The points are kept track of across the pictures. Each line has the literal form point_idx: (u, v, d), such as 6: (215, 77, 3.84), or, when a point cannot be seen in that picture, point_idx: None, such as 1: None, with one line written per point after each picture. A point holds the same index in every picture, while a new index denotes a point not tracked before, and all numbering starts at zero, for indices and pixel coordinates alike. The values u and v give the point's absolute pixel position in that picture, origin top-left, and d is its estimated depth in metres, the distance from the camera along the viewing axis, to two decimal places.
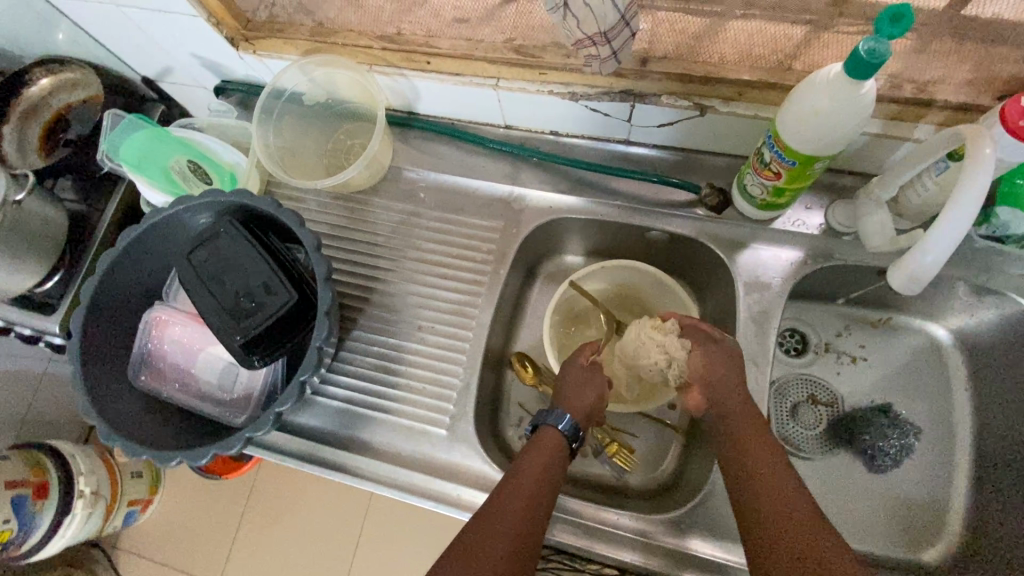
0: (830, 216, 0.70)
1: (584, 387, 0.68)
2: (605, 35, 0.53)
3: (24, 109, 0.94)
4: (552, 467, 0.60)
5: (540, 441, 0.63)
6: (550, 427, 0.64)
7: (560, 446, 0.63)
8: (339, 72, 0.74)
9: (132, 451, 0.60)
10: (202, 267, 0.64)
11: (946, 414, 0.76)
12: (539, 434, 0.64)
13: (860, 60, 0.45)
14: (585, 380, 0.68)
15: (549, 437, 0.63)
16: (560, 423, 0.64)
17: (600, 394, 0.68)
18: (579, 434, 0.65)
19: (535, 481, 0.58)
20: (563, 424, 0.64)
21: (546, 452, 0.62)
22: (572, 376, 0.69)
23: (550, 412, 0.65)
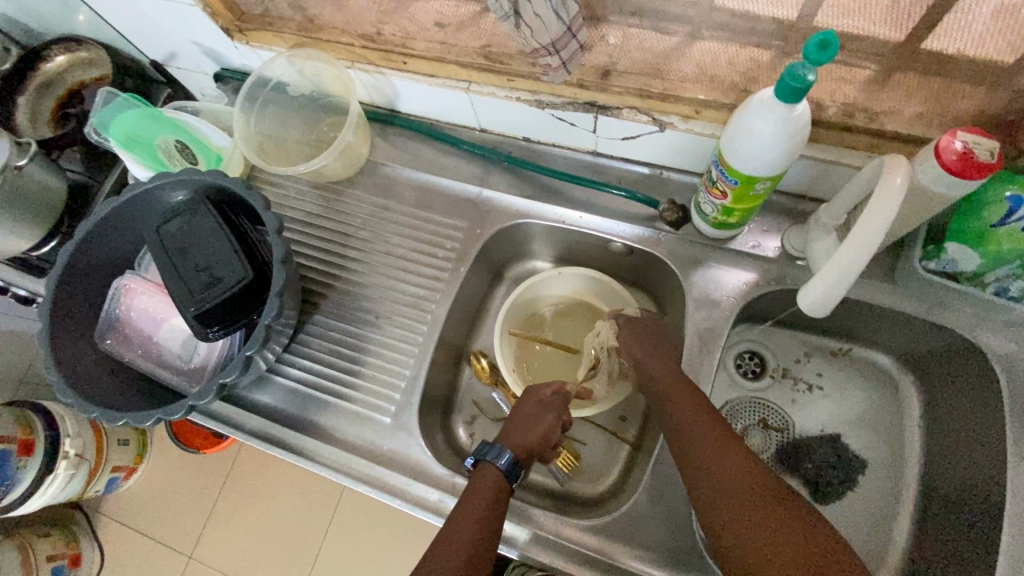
0: (786, 240, 0.70)
1: (532, 423, 0.67)
2: (555, 45, 0.56)
3: (41, 83, 1.00)
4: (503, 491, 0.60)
5: (484, 473, 0.61)
6: (491, 462, 0.61)
7: (500, 482, 0.60)
8: (322, 67, 0.77)
9: (83, 408, 0.63)
10: (170, 241, 0.67)
11: (895, 450, 0.75)
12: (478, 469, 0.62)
13: (786, 85, 0.46)
14: (533, 417, 0.68)
15: (489, 473, 0.60)
16: (499, 459, 0.61)
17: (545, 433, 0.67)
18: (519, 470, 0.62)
19: (489, 505, 0.58)
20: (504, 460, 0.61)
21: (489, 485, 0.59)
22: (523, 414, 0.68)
23: (489, 447, 0.62)
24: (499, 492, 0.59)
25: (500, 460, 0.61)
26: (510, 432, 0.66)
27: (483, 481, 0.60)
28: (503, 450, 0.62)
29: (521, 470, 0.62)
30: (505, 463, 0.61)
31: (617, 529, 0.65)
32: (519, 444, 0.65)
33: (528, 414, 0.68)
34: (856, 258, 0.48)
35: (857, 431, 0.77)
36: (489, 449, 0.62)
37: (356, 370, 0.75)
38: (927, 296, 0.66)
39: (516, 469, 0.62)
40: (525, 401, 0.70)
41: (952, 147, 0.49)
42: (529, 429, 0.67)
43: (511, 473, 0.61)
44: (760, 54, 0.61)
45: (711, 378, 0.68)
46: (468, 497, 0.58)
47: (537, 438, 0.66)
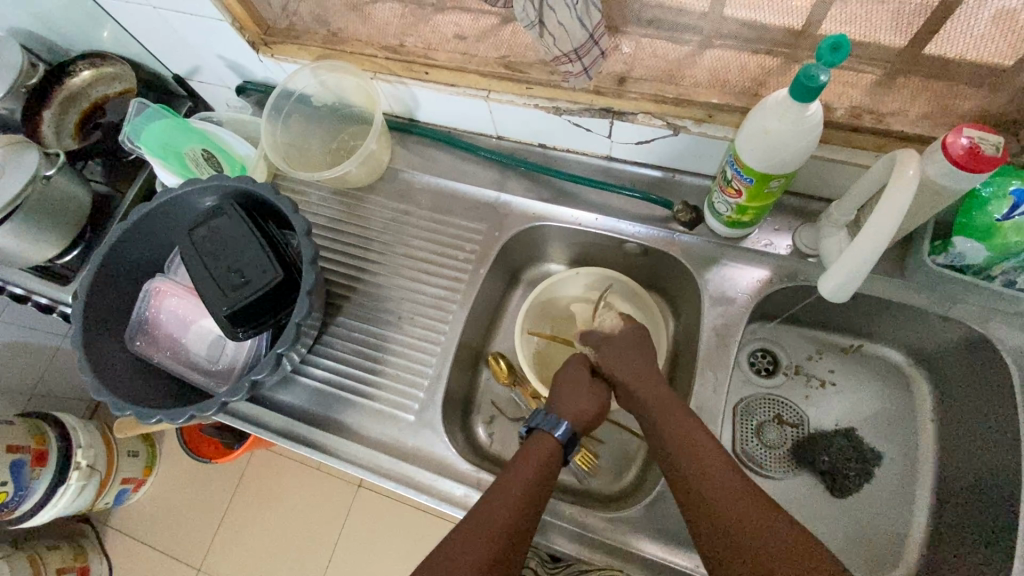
0: (796, 238, 0.72)
1: (582, 393, 0.70)
2: (576, 52, 0.59)
3: (66, 97, 1.03)
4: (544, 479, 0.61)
5: (540, 443, 0.64)
6: (548, 431, 0.65)
7: (556, 450, 0.64)
8: (345, 78, 0.80)
9: (116, 405, 0.64)
10: (201, 244, 0.69)
11: (910, 443, 0.76)
12: (537, 438, 0.65)
13: (801, 85, 0.49)
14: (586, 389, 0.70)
15: (547, 442, 0.65)
16: (555, 430, 0.65)
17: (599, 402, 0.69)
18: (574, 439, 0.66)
19: (525, 495, 0.58)
20: (562, 431, 0.65)
21: (540, 459, 0.63)
22: (569, 383, 0.71)
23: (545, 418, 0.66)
24: (547, 470, 0.62)
25: (558, 430, 0.65)
26: (565, 401, 0.68)
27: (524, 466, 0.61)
28: (560, 422, 0.66)
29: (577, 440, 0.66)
30: (563, 434, 0.65)
31: (642, 521, 0.65)
32: (574, 415, 0.67)
33: (575, 385, 0.70)
34: (874, 247, 0.51)
35: (870, 426, 0.78)
36: (546, 419, 0.66)
37: (381, 369, 0.76)
38: (937, 289, 0.68)
39: (573, 440, 0.66)
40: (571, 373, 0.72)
41: (959, 143, 0.51)
42: (580, 399, 0.69)
43: (568, 444, 0.66)
44: (769, 60, 0.64)
45: (728, 373, 0.70)
46: (498, 485, 0.59)
47: (593, 409, 0.69)
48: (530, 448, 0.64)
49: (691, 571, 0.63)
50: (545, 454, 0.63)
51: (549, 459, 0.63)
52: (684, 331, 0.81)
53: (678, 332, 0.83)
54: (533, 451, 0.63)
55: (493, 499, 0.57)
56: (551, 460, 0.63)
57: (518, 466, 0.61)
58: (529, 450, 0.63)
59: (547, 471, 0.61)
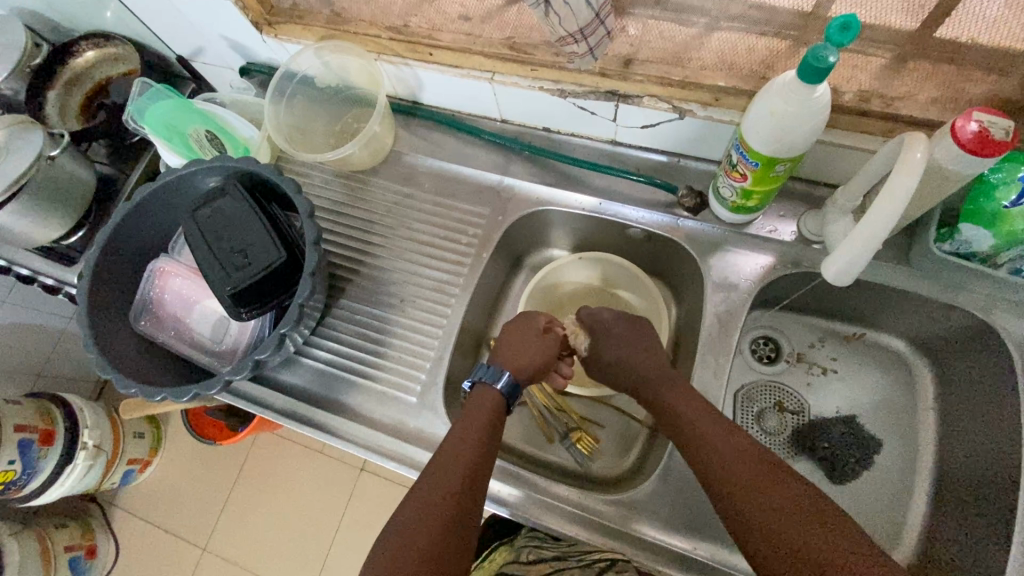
0: (801, 225, 0.72)
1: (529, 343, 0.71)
2: (582, 32, 0.58)
3: (70, 78, 1.02)
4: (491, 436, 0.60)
5: (480, 398, 0.64)
6: (490, 385, 0.65)
7: (499, 403, 0.64)
8: (349, 59, 0.80)
9: (122, 383, 0.65)
10: (204, 224, 0.69)
11: (911, 432, 0.76)
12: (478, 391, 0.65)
13: (808, 66, 0.48)
14: (530, 341, 0.70)
15: (487, 396, 0.64)
16: (496, 382, 0.65)
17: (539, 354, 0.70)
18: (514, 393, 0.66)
19: (473, 454, 0.57)
20: (503, 383, 0.65)
21: (483, 415, 0.62)
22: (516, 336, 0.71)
23: (486, 371, 0.66)
24: (494, 422, 0.62)
25: (498, 382, 0.65)
26: (507, 355, 0.69)
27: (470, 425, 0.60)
28: (502, 373, 0.65)
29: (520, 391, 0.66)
30: (503, 386, 0.65)
31: (640, 504, 0.66)
32: (521, 365, 0.68)
33: (522, 337, 0.71)
34: (879, 230, 0.50)
35: (871, 414, 0.78)
36: (488, 372, 0.66)
37: (383, 352, 0.77)
38: (941, 277, 0.67)
39: (516, 390, 0.66)
40: (515, 324, 0.72)
41: (968, 127, 0.51)
42: (528, 350, 0.70)
43: (511, 394, 0.65)
44: (777, 43, 0.63)
45: (730, 359, 0.70)
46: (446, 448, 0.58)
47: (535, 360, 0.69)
48: (471, 404, 0.63)
49: (689, 554, 0.63)
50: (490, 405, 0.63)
51: (495, 415, 0.62)
52: (686, 317, 0.81)
53: (679, 318, 0.83)
54: (479, 408, 0.63)
55: (443, 462, 0.56)
56: (496, 416, 0.62)
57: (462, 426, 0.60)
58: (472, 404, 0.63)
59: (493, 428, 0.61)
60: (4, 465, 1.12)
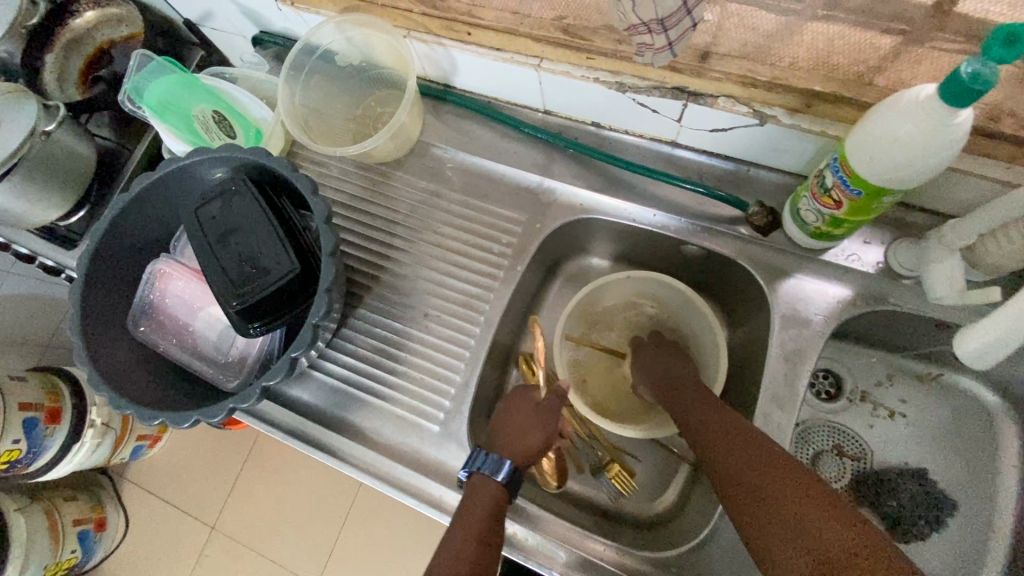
0: (891, 256, 0.62)
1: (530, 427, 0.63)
2: (662, 22, 0.47)
3: (68, 41, 0.92)
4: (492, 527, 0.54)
5: (481, 488, 0.57)
6: (490, 476, 0.57)
7: (502, 493, 0.57)
8: (374, 35, 0.70)
9: (117, 403, 0.59)
10: (210, 226, 0.61)
11: (989, 493, 0.67)
12: (477, 483, 0.58)
13: (959, 84, 0.38)
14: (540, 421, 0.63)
15: (489, 487, 0.57)
16: (497, 473, 0.58)
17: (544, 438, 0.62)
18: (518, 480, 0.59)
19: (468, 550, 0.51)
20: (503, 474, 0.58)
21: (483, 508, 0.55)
22: (517, 417, 0.64)
23: (483, 458, 0.58)
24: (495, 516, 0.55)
25: (498, 473, 0.58)
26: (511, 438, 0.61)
27: (467, 522, 0.54)
28: (503, 463, 0.58)
29: (519, 482, 0.59)
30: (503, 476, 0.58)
31: (683, 565, 0.59)
32: (522, 451, 0.60)
33: (521, 419, 0.64)
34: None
35: (944, 467, 0.70)
36: (487, 461, 0.58)
37: (403, 371, 0.70)
38: None
39: (514, 480, 0.59)
40: (520, 403, 0.65)
41: None
42: (528, 437, 0.61)
43: (510, 486, 0.58)
44: (894, 40, 0.53)
45: (795, 406, 0.62)
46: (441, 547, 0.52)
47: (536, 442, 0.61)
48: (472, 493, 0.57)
49: None
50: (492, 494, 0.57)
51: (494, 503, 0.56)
52: (742, 347, 0.72)
53: (733, 347, 0.74)
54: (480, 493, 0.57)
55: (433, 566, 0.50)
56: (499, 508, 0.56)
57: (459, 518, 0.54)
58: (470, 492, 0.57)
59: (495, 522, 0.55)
60: (8, 444, 1.09)
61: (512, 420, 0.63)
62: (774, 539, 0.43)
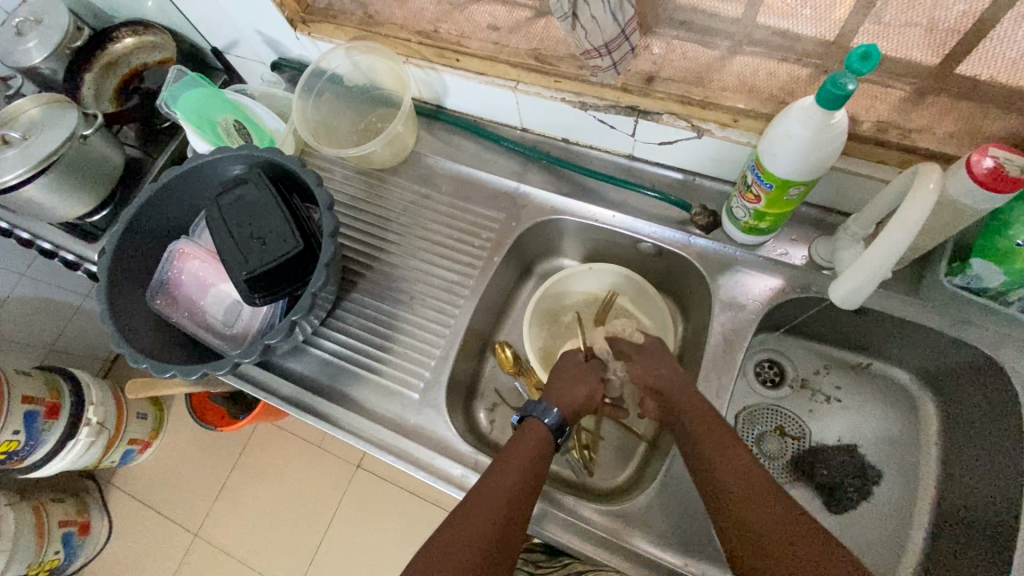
0: (813, 250, 0.72)
1: (574, 384, 0.72)
2: (607, 46, 0.60)
3: (106, 62, 1.04)
4: (522, 493, 0.57)
5: (527, 431, 0.65)
6: (537, 417, 0.66)
7: (546, 437, 0.64)
8: (378, 60, 0.82)
9: (135, 358, 0.67)
10: (227, 209, 0.71)
11: (913, 466, 0.75)
12: (526, 426, 0.66)
13: (826, 90, 0.50)
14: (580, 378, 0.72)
15: (535, 430, 0.65)
16: (547, 417, 0.66)
17: (587, 394, 0.71)
18: (564, 428, 0.67)
19: (513, 487, 0.57)
20: (551, 418, 0.66)
21: (530, 444, 0.63)
22: (564, 374, 0.73)
23: (536, 406, 0.67)
24: (534, 464, 0.61)
25: (547, 417, 0.66)
26: (555, 392, 0.70)
27: (513, 452, 0.62)
28: (551, 409, 0.67)
29: (568, 428, 0.67)
30: (552, 421, 0.66)
31: (634, 516, 0.66)
32: (565, 402, 0.69)
33: (565, 377, 0.72)
34: (886, 257, 0.54)
35: (875, 445, 0.78)
36: (537, 407, 0.67)
37: (389, 347, 0.78)
38: (952, 311, 0.67)
39: (563, 426, 0.67)
40: (564, 366, 0.74)
41: (983, 162, 0.52)
42: (574, 392, 0.70)
43: (558, 431, 0.66)
44: (799, 69, 0.64)
45: (733, 378, 0.70)
46: (497, 472, 0.59)
47: (579, 397, 0.70)
48: (516, 441, 0.64)
49: (680, 569, 0.63)
50: (530, 445, 0.63)
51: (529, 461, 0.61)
52: (692, 334, 0.81)
53: (686, 335, 0.83)
54: (519, 443, 0.63)
55: (501, 470, 0.59)
56: (530, 462, 0.61)
57: (498, 469, 0.59)
58: (518, 440, 0.64)
59: (532, 477, 0.59)
60: (8, 434, 1.10)
61: (559, 378, 0.72)
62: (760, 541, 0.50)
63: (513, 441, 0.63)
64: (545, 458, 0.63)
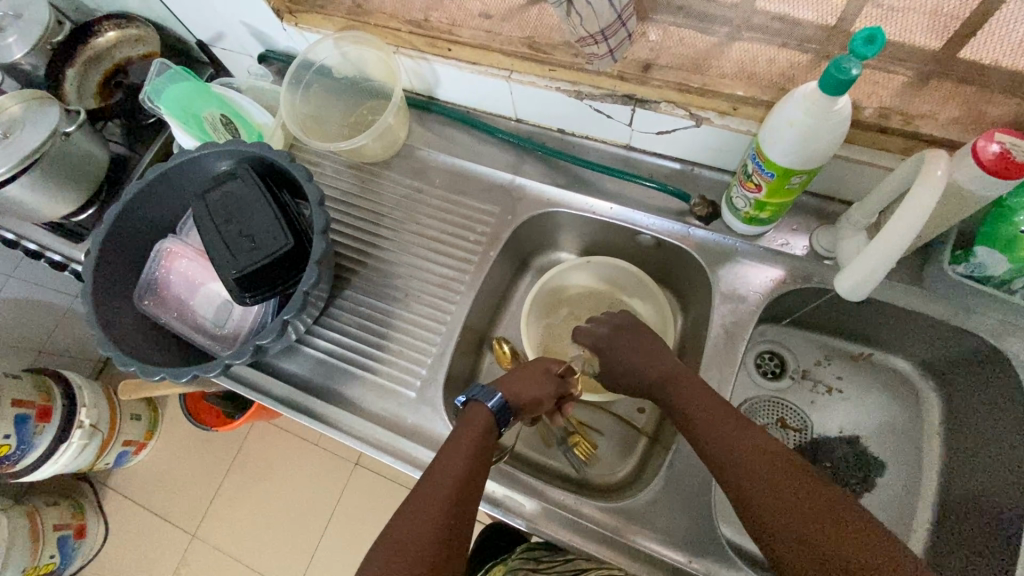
0: (814, 240, 0.71)
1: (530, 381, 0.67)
2: (603, 33, 0.58)
3: (89, 57, 1.01)
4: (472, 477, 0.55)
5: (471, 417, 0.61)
6: (481, 402, 0.62)
7: (490, 423, 0.60)
8: (367, 50, 0.79)
9: (122, 361, 0.66)
10: (214, 206, 0.69)
11: (915, 457, 0.75)
12: (469, 411, 0.61)
13: (830, 75, 0.48)
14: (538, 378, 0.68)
15: (480, 413, 0.61)
16: (488, 400, 0.62)
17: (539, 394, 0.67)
18: (506, 416, 0.63)
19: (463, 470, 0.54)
20: (494, 402, 0.62)
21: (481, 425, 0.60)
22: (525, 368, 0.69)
23: (480, 389, 0.63)
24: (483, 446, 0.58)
25: (490, 401, 0.62)
26: (507, 380, 0.66)
27: (463, 437, 0.58)
28: (495, 392, 0.63)
29: (508, 418, 0.63)
30: (494, 405, 0.62)
31: (635, 513, 0.65)
32: (514, 391, 0.65)
33: (527, 371, 0.69)
34: (891, 248, 0.53)
35: (877, 436, 0.77)
36: (483, 389, 0.63)
37: (385, 345, 0.76)
38: (956, 299, 0.66)
39: (505, 413, 0.62)
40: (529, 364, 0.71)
41: (989, 148, 0.51)
42: (530, 387, 0.66)
43: (499, 417, 0.62)
44: (799, 55, 0.62)
45: (734, 371, 0.69)
46: (447, 455, 0.56)
47: (529, 394, 0.66)
48: (464, 423, 0.60)
49: (683, 566, 0.62)
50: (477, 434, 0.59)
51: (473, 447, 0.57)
52: (692, 327, 0.80)
53: (686, 328, 0.82)
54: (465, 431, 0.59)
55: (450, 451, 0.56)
56: (482, 446, 0.58)
57: (444, 458, 0.55)
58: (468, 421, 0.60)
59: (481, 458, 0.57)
60: None
61: (518, 370, 0.69)
62: (795, 532, 0.46)
63: (463, 423, 0.60)
64: (490, 442, 0.59)
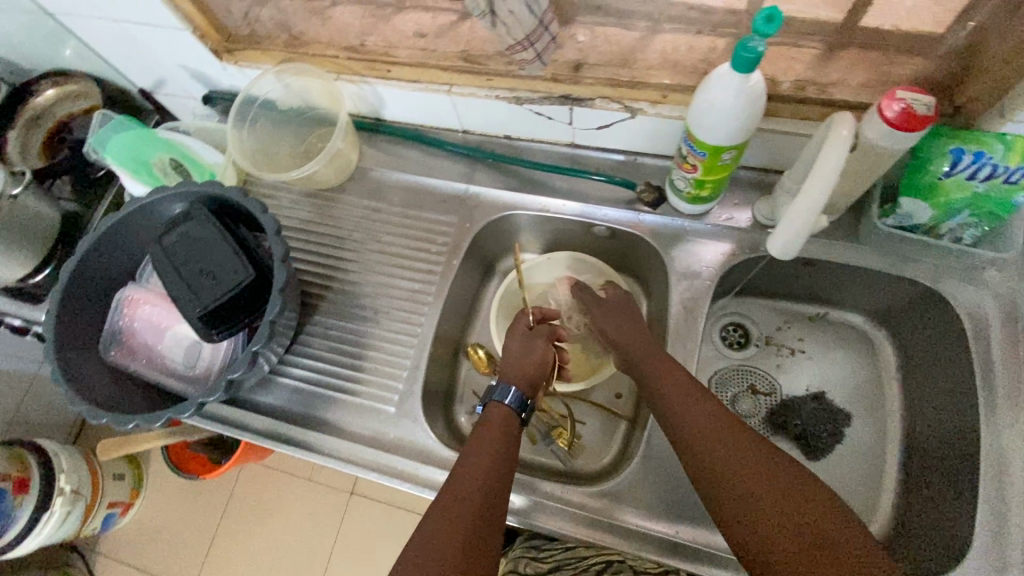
0: (756, 211, 0.75)
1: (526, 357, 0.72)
2: (529, 39, 0.61)
3: (30, 117, 1.01)
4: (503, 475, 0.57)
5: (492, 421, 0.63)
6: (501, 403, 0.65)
7: (506, 422, 0.63)
8: (309, 80, 0.81)
9: (94, 414, 0.66)
10: (171, 249, 0.69)
11: (879, 404, 0.78)
12: (488, 417, 0.64)
13: (739, 54, 0.52)
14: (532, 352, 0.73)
15: (499, 413, 0.64)
16: (505, 398, 0.65)
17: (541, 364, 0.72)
18: (527, 404, 0.66)
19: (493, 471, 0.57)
20: (511, 398, 0.65)
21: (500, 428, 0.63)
22: (514, 349, 0.73)
23: (496, 388, 0.67)
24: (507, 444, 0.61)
25: (508, 398, 0.65)
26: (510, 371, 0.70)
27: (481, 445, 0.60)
28: (509, 389, 0.66)
29: (529, 403, 0.66)
30: (514, 401, 0.65)
31: (621, 493, 0.67)
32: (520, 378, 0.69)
33: (517, 353, 0.73)
34: (808, 214, 0.57)
35: (842, 390, 0.81)
36: (497, 390, 0.66)
37: (359, 366, 0.77)
38: (891, 250, 0.70)
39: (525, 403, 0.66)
40: (512, 341, 0.75)
41: (893, 106, 0.55)
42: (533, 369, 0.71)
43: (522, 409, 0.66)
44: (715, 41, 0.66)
45: (697, 344, 0.72)
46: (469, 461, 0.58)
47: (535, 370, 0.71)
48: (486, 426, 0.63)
49: (672, 537, 0.64)
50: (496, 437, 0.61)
51: (494, 463, 0.58)
52: (656, 309, 0.83)
53: (651, 311, 0.84)
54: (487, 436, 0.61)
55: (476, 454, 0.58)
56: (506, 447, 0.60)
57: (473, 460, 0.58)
58: (487, 426, 0.62)
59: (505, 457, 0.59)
60: None
61: (512, 354, 0.73)
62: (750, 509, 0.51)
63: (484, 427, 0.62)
64: (512, 438, 0.62)
